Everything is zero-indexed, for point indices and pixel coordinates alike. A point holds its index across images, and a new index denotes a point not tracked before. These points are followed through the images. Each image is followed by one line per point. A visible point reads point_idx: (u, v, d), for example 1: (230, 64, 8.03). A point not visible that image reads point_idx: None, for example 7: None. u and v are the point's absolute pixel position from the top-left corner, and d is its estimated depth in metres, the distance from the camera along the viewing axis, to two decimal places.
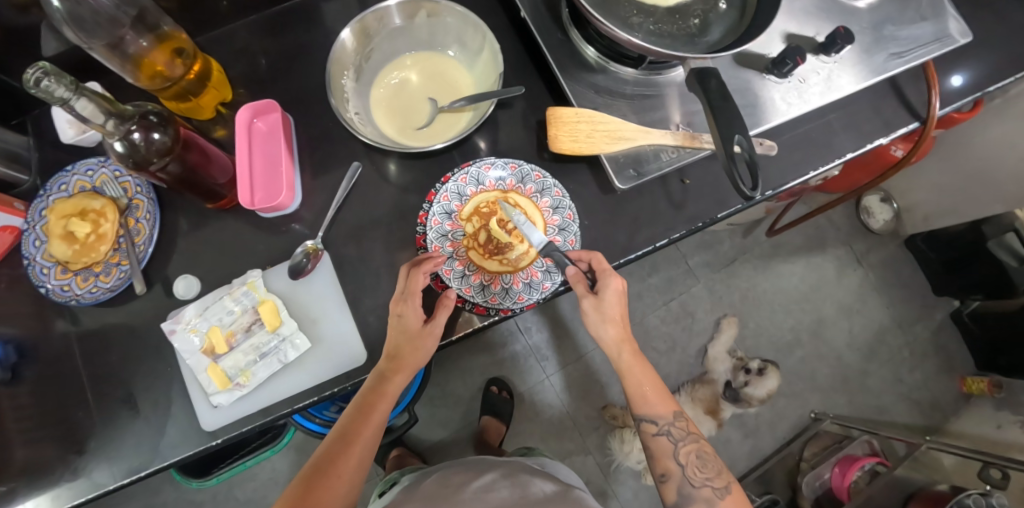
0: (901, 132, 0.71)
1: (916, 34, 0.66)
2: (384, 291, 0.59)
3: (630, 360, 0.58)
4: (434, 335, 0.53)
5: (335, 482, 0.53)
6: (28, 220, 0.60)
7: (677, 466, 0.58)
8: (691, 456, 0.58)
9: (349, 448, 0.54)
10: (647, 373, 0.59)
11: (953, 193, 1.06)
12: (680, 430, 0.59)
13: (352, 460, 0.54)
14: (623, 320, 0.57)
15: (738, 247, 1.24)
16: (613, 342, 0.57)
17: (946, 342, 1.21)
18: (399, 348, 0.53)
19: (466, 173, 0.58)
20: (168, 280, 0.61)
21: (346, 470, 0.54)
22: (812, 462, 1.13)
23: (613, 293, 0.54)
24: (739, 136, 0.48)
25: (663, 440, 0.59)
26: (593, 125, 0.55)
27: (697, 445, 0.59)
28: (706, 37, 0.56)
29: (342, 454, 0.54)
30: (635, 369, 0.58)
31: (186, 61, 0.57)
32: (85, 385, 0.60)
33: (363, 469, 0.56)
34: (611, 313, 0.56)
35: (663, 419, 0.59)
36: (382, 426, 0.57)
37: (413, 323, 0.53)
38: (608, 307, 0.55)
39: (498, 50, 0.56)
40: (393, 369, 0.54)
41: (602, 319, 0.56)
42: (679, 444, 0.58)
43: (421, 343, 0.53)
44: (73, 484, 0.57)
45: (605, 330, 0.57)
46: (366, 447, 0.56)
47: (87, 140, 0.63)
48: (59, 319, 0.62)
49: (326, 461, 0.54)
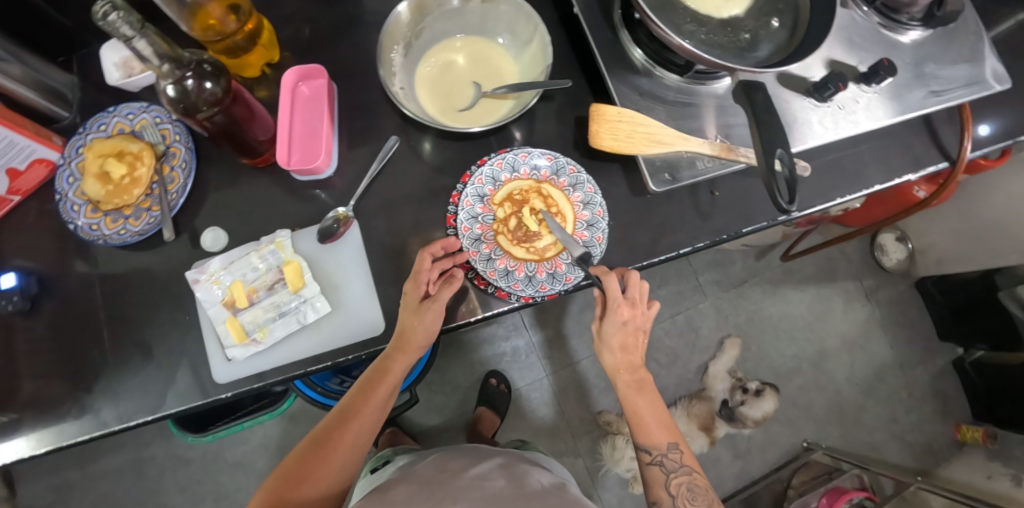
0: (930, 170, 0.72)
1: (956, 75, 0.67)
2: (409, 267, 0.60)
3: (629, 387, 0.60)
4: (435, 311, 0.52)
5: (332, 455, 0.54)
6: (65, 156, 0.61)
7: (668, 497, 0.59)
8: (681, 487, 0.59)
9: (349, 422, 0.56)
10: (648, 401, 0.60)
11: (970, 238, 1.07)
12: (674, 461, 0.60)
13: (349, 435, 0.55)
14: (627, 350, 0.59)
15: (749, 269, 1.25)
16: (615, 369, 0.59)
17: (944, 387, 1.21)
18: (404, 326, 0.53)
19: (502, 159, 0.58)
20: (195, 231, 0.61)
21: (343, 443, 0.55)
22: (800, 490, 1.11)
23: (615, 320, 0.56)
24: (781, 151, 0.47)
25: (657, 470, 0.60)
26: (633, 126, 0.55)
27: (689, 478, 0.59)
28: (756, 52, 0.56)
29: (340, 428, 0.55)
30: (633, 397, 0.60)
31: (241, 18, 0.58)
32: (102, 325, 0.60)
33: (362, 448, 0.57)
34: (614, 342, 0.58)
35: (658, 449, 0.60)
36: (384, 407, 0.58)
37: (412, 299, 0.53)
38: (610, 335, 0.58)
39: (548, 43, 0.57)
40: (399, 349, 0.54)
41: (605, 345, 0.58)
42: (672, 475, 0.59)
43: (422, 320, 0.52)
44: (81, 420, 0.58)
45: (609, 358, 0.59)
46: (365, 425, 0.56)
47: (132, 86, 0.63)
48: (84, 256, 0.62)
49: (325, 433, 0.55)
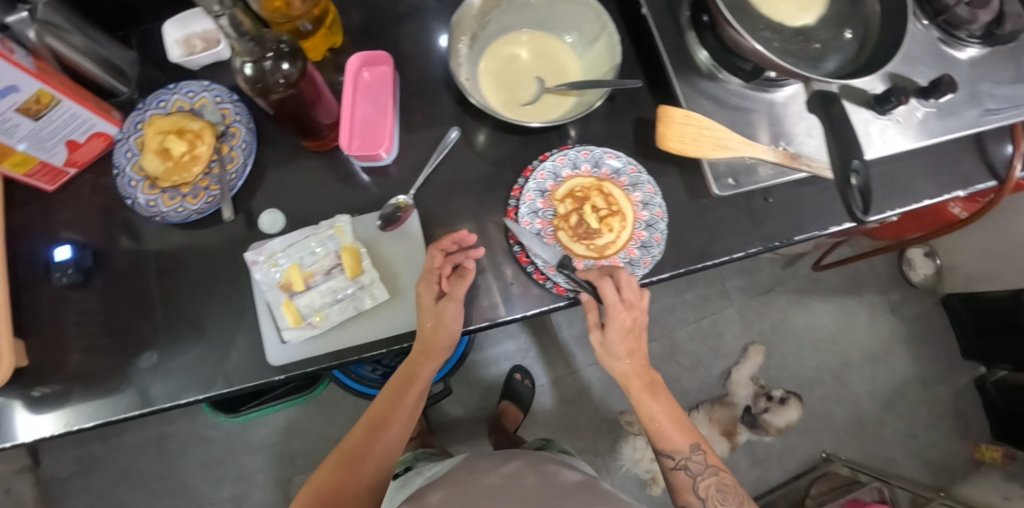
0: (978, 188, 0.72)
1: (1014, 94, 0.66)
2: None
3: (641, 392, 0.58)
4: (452, 310, 0.53)
5: (362, 467, 0.54)
6: (124, 131, 0.61)
7: (698, 500, 0.56)
8: (710, 489, 0.56)
9: (377, 432, 0.56)
10: (663, 404, 0.59)
11: (1001, 258, 1.05)
12: (698, 464, 0.57)
13: (378, 445, 0.55)
14: (633, 355, 0.58)
15: (775, 277, 1.25)
16: (625, 376, 0.58)
17: (964, 406, 1.21)
18: (424, 330, 0.54)
19: (564, 155, 0.59)
20: (252, 212, 0.61)
21: (372, 454, 0.55)
22: (817, 500, 1.10)
23: (618, 327, 0.54)
24: (858, 162, 0.48)
25: (682, 475, 0.58)
26: (700, 129, 0.55)
27: (717, 478, 0.57)
28: (825, 63, 0.56)
29: (371, 435, 0.56)
30: (648, 402, 0.58)
31: (310, 2, 0.57)
32: (155, 301, 0.60)
33: (391, 459, 0.57)
34: (619, 349, 0.57)
35: (680, 453, 0.58)
36: (411, 416, 0.59)
37: (425, 300, 0.54)
38: (612, 341, 0.56)
39: (617, 42, 0.57)
40: (423, 352, 0.55)
41: (611, 354, 0.57)
42: (698, 478, 0.57)
43: (441, 321, 0.53)
44: (131, 394, 0.58)
45: (618, 366, 0.58)
46: (393, 434, 0.57)
47: (192, 63, 0.63)
48: (139, 232, 0.62)
49: (354, 445, 0.55)
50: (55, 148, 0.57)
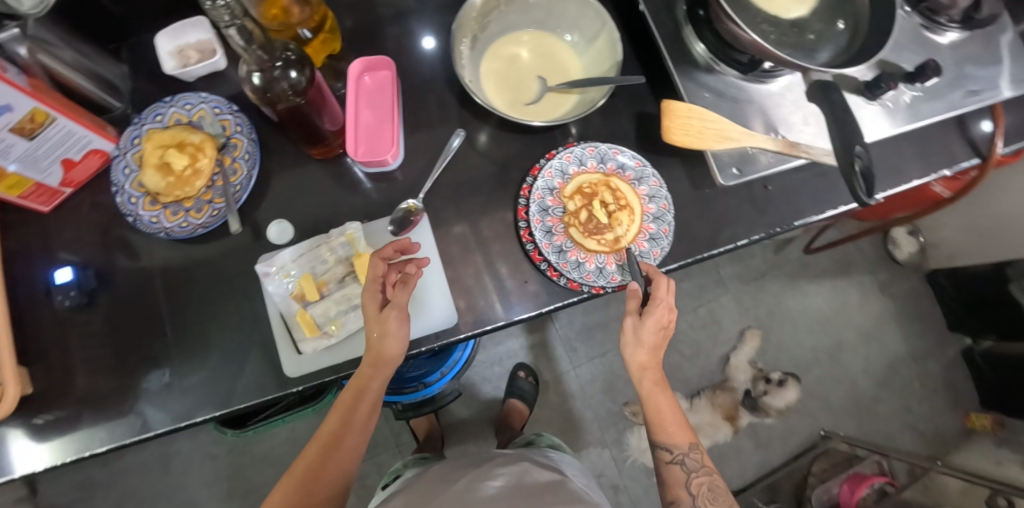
0: (963, 166, 0.75)
1: (994, 76, 0.69)
2: (474, 259, 0.60)
3: (654, 385, 0.58)
4: (397, 316, 0.52)
5: (318, 487, 0.51)
6: (120, 147, 0.60)
7: (688, 497, 0.55)
8: (702, 487, 0.55)
9: (331, 449, 0.53)
10: (668, 400, 0.58)
11: (983, 233, 1.11)
12: (695, 461, 0.57)
13: (333, 462, 0.53)
14: (655, 349, 0.57)
15: (769, 262, 1.28)
16: (642, 368, 0.57)
17: (953, 378, 1.26)
18: (370, 339, 0.52)
19: (570, 152, 0.60)
20: (258, 224, 0.61)
21: (328, 471, 0.52)
22: (821, 477, 1.14)
23: (655, 321, 0.55)
24: (859, 148, 0.50)
25: (677, 469, 0.57)
26: (704, 122, 0.56)
27: (710, 478, 0.56)
28: (819, 54, 0.58)
29: (327, 452, 0.53)
30: (656, 395, 0.58)
31: (310, 9, 0.57)
32: (163, 319, 0.59)
33: (349, 473, 0.54)
34: (646, 340, 0.56)
35: (678, 448, 0.57)
36: (366, 428, 0.56)
37: (370, 309, 0.53)
38: (644, 330, 0.55)
39: (617, 39, 0.58)
40: (371, 362, 0.52)
41: (636, 342, 0.56)
42: (693, 474, 0.56)
43: (387, 328, 0.52)
44: (144, 415, 0.57)
45: (638, 355, 0.56)
46: (349, 449, 0.54)
47: (188, 75, 0.62)
48: (142, 248, 0.61)
49: (309, 465, 0.52)
50: (49, 168, 0.56)
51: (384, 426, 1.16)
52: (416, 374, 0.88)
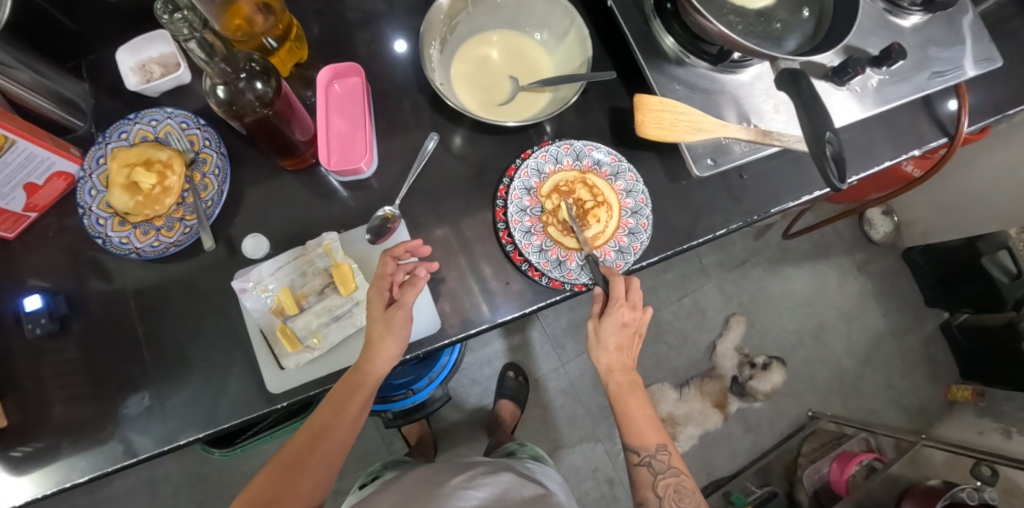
0: (932, 146, 0.76)
1: (956, 55, 0.71)
2: (456, 261, 0.60)
3: (621, 387, 0.57)
4: (402, 316, 0.53)
5: (299, 478, 0.51)
6: (85, 168, 0.58)
7: (655, 498, 0.56)
8: (669, 489, 0.56)
9: (316, 441, 0.52)
10: (639, 401, 0.57)
11: (948, 212, 1.15)
12: (662, 463, 0.57)
13: (316, 455, 0.52)
14: (622, 350, 0.57)
15: (749, 249, 1.29)
16: (609, 369, 0.57)
17: (934, 352, 1.29)
18: (372, 336, 0.53)
19: (546, 151, 0.59)
20: (232, 239, 0.60)
21: (310, 466, 0.51)
22: (810, 457, 1.18)
23: (615, 321, 0.55)
24: (830, 134, 0.50)
25: (644, 472, 0.57)
26: (677, 115, 0.57)
27: (677, 480, 0.56)
28: (787, 42, 0.59)
29: (309, 448, 0.52)
30: (625, 397, 0.57)
31: (274, 18, 0.56)
32: (139, 342, 0.58)
33: (331, 466, 0.54)
34: (610, 342, 0.56)
35: (646, 449, 0.57)
36: (355, 425, 0.55)
37: (376, 307, 0.53)
38: (607, 334, 0.56)
39: (586, 35, 0.57)
40: (368, 358, 0.53)
41: (599, 345, 0.57)
42: (659, 476, 0.56)
43: (390, 326, 0.52)
44: (126, 440, 0.55)
45: (604, 358, 0.57)
46: (334, 444, 0.53)
47: (151, 90, 0.61)
48: (111, 271, 0.60)
49: (291, 457, 0.52)
50: (12, 193, 0.54)
51: (376, 434, 1.15)
52: (405, 381, 0.88)
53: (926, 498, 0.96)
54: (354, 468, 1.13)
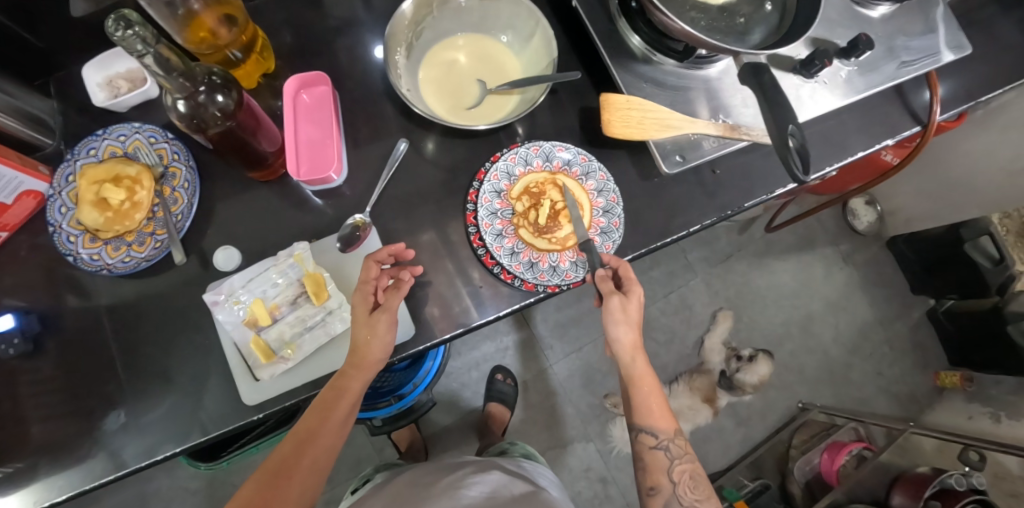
0: (905, 134, 0.76)
1: (925, 44, 0.70)
2: (444, 264, 0.60)
3: (641, 369, 0.57)
4: (386, 320, 0.53)
5: (287, 484, 0.52)
6: (54, 187, 0.57)
7: (669, 483, 0.56)
8: (684, 475, 0.57)
9: (304, 447, 0.53)
10: (652, 387, 0.58)
11: (936, 199, 1.15)
12: (677, 448, 0.58)
13: (304, 461, 0.53)
14: (640, 328, 0.57)
15: (734, 243, 1.30)
16: (631, 347, 0.56)
17: (921, 338, 1.30)
18: (356, 341, 0.53)
19: (515, 153, 0.60)
20: (205, 251, 0.60)
21: (298, 473, 0.52)
22: (801, 449, 1.18)
23: (636, 298, 0.56)
24: (793, 127, 0.50)
25: (660, 455, 0.57)
26: (643, 113, 0.57)
27: (690, 466, 0.57)
28: (752, 36, 0.59)
29: (296, 454, 0.53)
30: (642, 378, 0.57)
31: (238, 29, 0.56)
32: (114, 359, 0.58)
33: (322, 470, 0.55)
34: (629, 319, 0.55)
35: (663, 433, 0.58)
36: (342, 430, 0.55)
37: (361, 311, 0.53)
38: (628, 311, 0.55)
39: (552, 36, 0.58)
40: (354, 364, 0.53)
41: (622, 320, 0.55)
42: (675, 461, 0.57)
43: (375, 331, 0.52)
44: (102, 458, 0.55)
45: (625, 336, 0.55)
46: (322, 449, 0.54)
47: (118, 106, 0.61)
48: (83, 289, 0.59)
49: (279, 464, 0.53)
50: None
51: (366, 442, 1.15)
52: (388, 388, 0.91)
53: (914, 487, 0.96)
54: (346, 476, 1.13)
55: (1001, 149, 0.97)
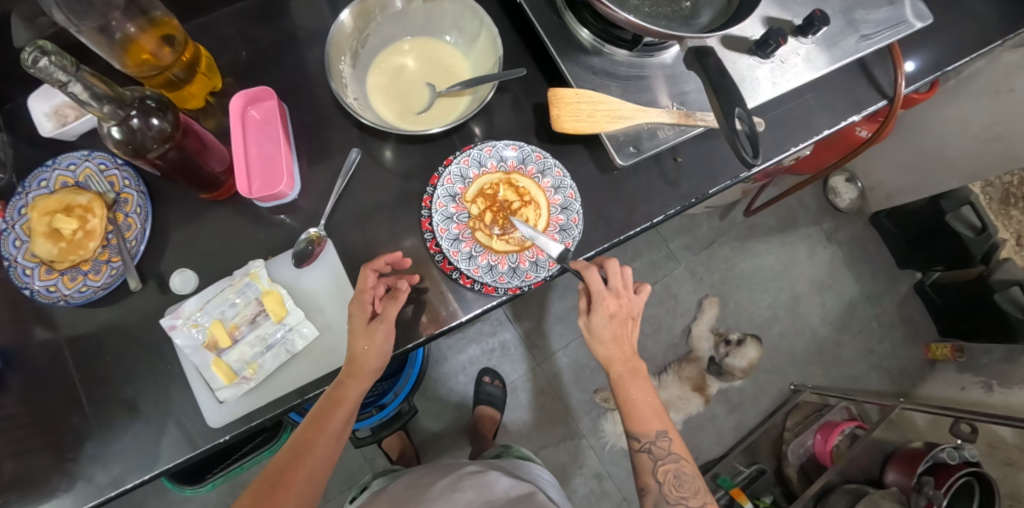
0: (871, 109, 0.75)
1: (885, 16, 0.68)
2: (428, 271, 0.59)
3: (623, 377, 0.59)
4: (383, 330, 0.53)
5: (284, 495, 0.51)
6: (7, 219, 0.56)
7: (655, 483, 0.59)
8: (668, 474, 0.58)
9: (301, 457, 0.53)
10: (641, 389, 0.60)
11: (916, 169, 1.15)
12: (662, 449, 0.59)
13: (301, 471, 0.53)
14: (619, 340, 0.59)
15: (716, 229, 1.29)
16: (606, 361, 0.60)
17: (910, 311, 1.30)
18: (353, 352, 0.53)
19: (468, 155, 0.59)
20: (163, 276, 0.59)
21: (296, 482, 0.52)
22: (794, 431, 1.19)
23: (604, 313, 0.58)
24: (739, 109, 0.50)
25: (645, 458, 0.59)
26: (593, 106, 0.56)
27: (677, 465, 0.59)
28: (699, 19, 0.59)
29: (292, 464, 0.53)
30: (627, 386, 0.59)
31: (177, 49, 0.55)
32: (77, 391, 0.57)
33: (318, 481, 0.55)
34: (605, 335, 0.59)
35: (647, 436, 0.60)
36: (338, 440, 0.56)
37: (358, 321, 0.53)
38: (601, 329, 0.58)
39: (496, 34, 0.57)
40: (351, 373, 0.53)
41: (597, 340, 0.59)
42: (659, 462, 0.59)
43: (373, 341, 0.52)
44: (71, 493, 0.55)
45: (602, 350, 0.60)
46: (319, 458, 0.54)
47: (68, 134, 0.60)
48: (37, 326, 0.58)
49: (274, 473, 0.52)
50: None
51: (357, 453, 1.15)
52: (371, 400, 0.92)
53: (907, 462, 0.96)
54: (338, 490, 1.14)
55: (975, 114, 0.98)
